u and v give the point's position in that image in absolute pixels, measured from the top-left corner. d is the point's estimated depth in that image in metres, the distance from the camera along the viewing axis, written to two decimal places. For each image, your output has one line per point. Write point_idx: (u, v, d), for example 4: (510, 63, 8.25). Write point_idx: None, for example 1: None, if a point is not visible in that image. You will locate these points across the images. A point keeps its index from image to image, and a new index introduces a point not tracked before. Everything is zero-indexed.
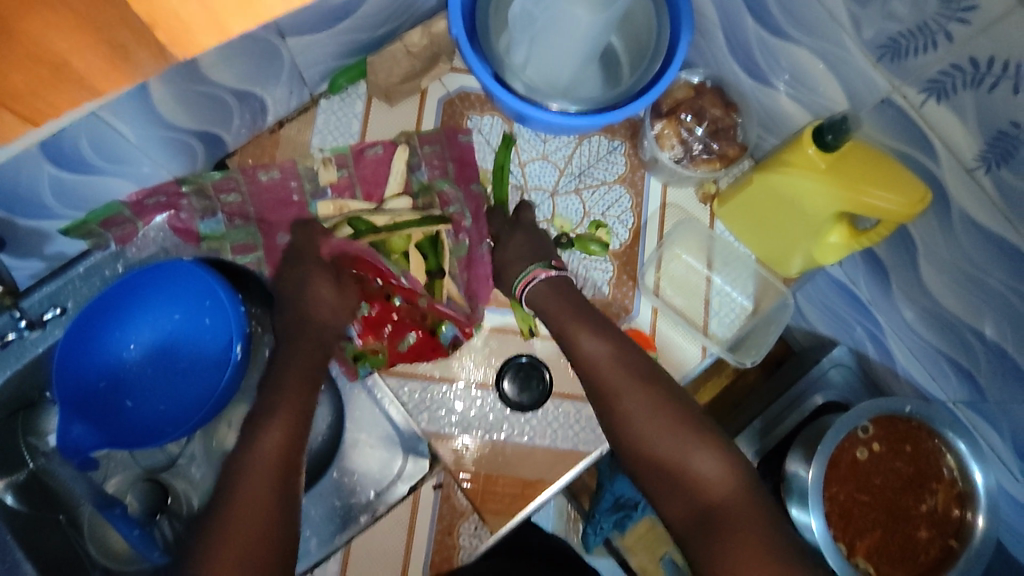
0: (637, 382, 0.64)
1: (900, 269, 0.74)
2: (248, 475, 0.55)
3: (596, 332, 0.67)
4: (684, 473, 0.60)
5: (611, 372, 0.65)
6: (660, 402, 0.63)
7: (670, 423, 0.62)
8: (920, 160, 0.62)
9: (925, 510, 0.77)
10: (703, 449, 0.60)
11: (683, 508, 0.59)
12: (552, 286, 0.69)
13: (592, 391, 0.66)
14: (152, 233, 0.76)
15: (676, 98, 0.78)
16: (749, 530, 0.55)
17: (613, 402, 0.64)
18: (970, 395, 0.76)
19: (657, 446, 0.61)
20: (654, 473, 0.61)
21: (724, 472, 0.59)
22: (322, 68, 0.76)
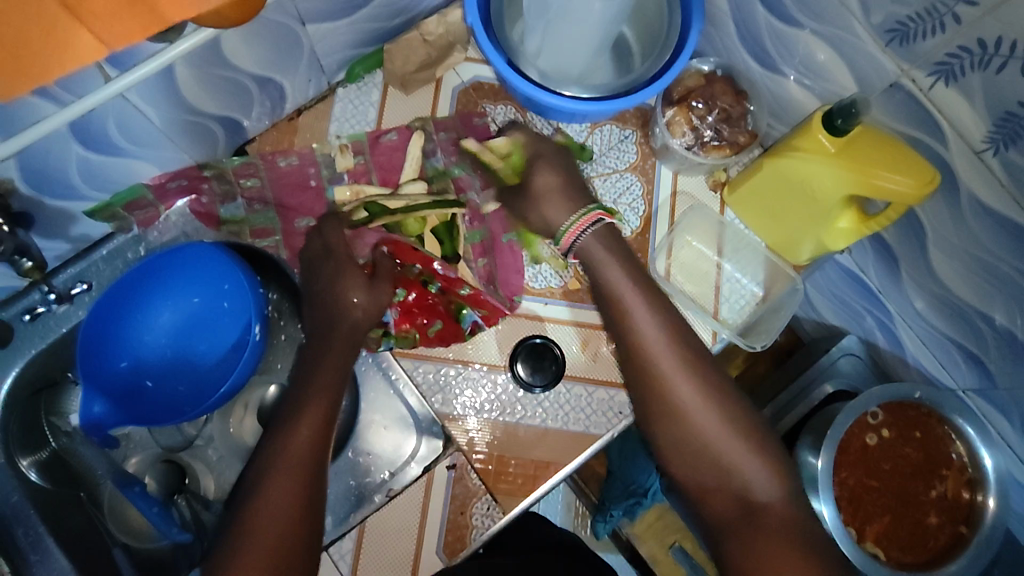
0: (696, 370, 0.65)
1: (909, 255, 0.75)
2: (277, 477, 0.59)
3: (652, 311, 0.67)
4: (732, 473, 0.62)
5: (666, 356, 0.65)
6: (714, 397, 0.64)
7: (721, 422, 0.63)
8: (929, 144, 0.63)
9: (934, 495, 0.77)
10: (752, 451, 0.63)
11: (727, 504, 0.62)
12: (607, 235, 0.70)
13: (637, 372, 0.66)
14: (173, 217, 0.78)
15: (687, 86, 0.79)
16: (786, 536, 0.59)
17: (661, 384, 0.64)
18: (980, 382, 0.77)
19: (708, 441, 0.63)
20: (698, 466, 0.63)
21: (772, 476, 0.62)
22: (340, 57, 0.78)
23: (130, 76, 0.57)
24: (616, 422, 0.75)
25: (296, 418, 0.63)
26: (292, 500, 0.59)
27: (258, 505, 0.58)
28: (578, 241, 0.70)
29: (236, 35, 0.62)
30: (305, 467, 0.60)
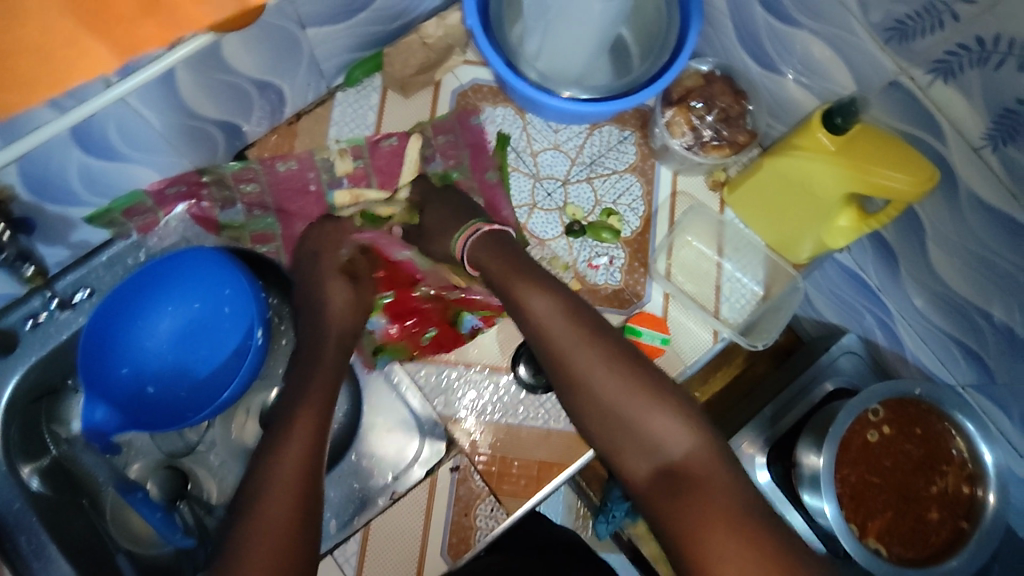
0: (588, 339, 0.66)
1: (908, 253, 0.75)
2: (271, 488, 0.59)
3: (540, 289, 0.69)
4: (642, 431, 0.63)
5: (554, 327, 0.67)
6: (611, 363, 0.66)
7: (627, 383, 0.64)
8: (928, 141, 0.63)
9: (935, 491, 0.77)
10: (659, 408, 0.63)
11: (644, 465, 0.63)
12: (493, 239, 0.74)
13: (541, 348, 0.67)
14: (173, 223, 0.77)
15: (686, 87, 0.79)
16: (707, 491, 0.59)
17: (563, 360, 0.66)
18: (979, 378, 0.77)
19: (617, 405, 0.64)
20: (614, 431, 0.64)
21: (682, 429, 0.62)
22: (339, 61, 0.78)
23: (134, 81, 0.56)
24: None
25: (285, 438, 0.63)
26: (288, 506, 0.58)
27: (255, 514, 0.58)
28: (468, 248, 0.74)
29: (236, 39, 0.62)
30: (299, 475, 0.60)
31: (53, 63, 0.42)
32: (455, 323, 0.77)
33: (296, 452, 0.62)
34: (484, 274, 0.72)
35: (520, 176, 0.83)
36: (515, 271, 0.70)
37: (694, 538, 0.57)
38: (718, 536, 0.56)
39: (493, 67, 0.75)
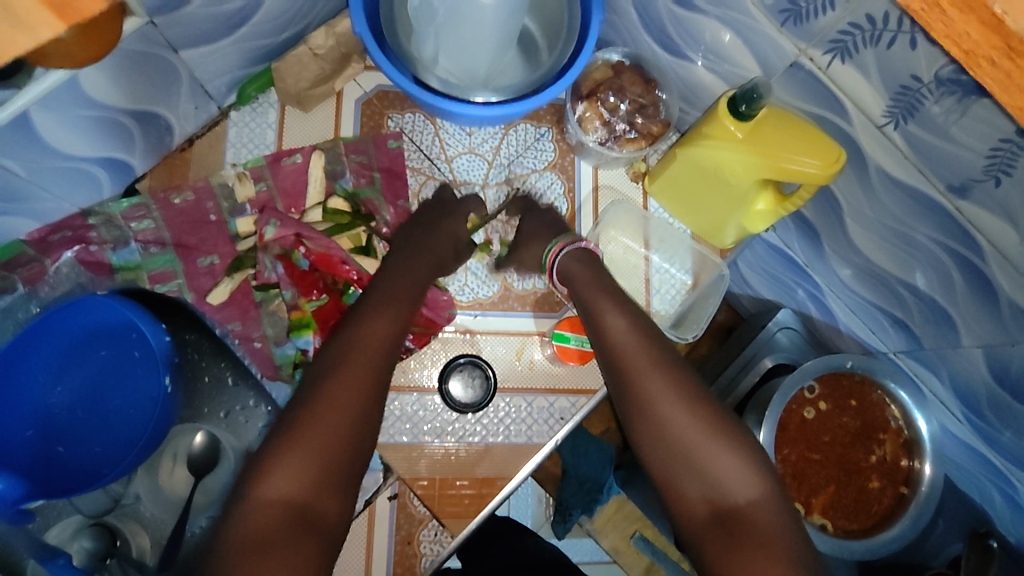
0: (659, 365, 0.64)
1: (828, 228, 0.75)
2: (252, 506, 0.54)
3: (621, 311, 0.68)
4: (701, 466, 0.60)
5: (642, 351, 0.65)
6: (685, 398, 0.63)
7: (697, 418, 0.62)
8: (835, 121, 0.63)
9: (875, 460, 0.78)
10: (724, 444, 0.61)
11: (700, 500, 0.60)
12: (583, 261, 0.71)
13: (620, 366, 0.65)
14: (63, 270, 0.72)
15: (596, 79, 0.77)
16: (767, 532, 0.57)
17: (636, 384, 0.64)
18: (908, 344, 0.78)
19: (682, 436, 0.61)
20: (668, 464, 0.62)
21: (750, 470, 0.60)
22: (227, 79, 0.73)
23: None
24: (558, 429, 0.74)
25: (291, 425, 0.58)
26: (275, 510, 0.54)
27: (241, 526, 0.53)
28: (557, 262, 0.71)
29: (99, 74, 0.57)
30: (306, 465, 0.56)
31: None
32: None
33: (303, 449, 0.57)
34: (574, 289, 0.70)
35: (435, 184, 0.80)
36: (597, 286, 0.69)
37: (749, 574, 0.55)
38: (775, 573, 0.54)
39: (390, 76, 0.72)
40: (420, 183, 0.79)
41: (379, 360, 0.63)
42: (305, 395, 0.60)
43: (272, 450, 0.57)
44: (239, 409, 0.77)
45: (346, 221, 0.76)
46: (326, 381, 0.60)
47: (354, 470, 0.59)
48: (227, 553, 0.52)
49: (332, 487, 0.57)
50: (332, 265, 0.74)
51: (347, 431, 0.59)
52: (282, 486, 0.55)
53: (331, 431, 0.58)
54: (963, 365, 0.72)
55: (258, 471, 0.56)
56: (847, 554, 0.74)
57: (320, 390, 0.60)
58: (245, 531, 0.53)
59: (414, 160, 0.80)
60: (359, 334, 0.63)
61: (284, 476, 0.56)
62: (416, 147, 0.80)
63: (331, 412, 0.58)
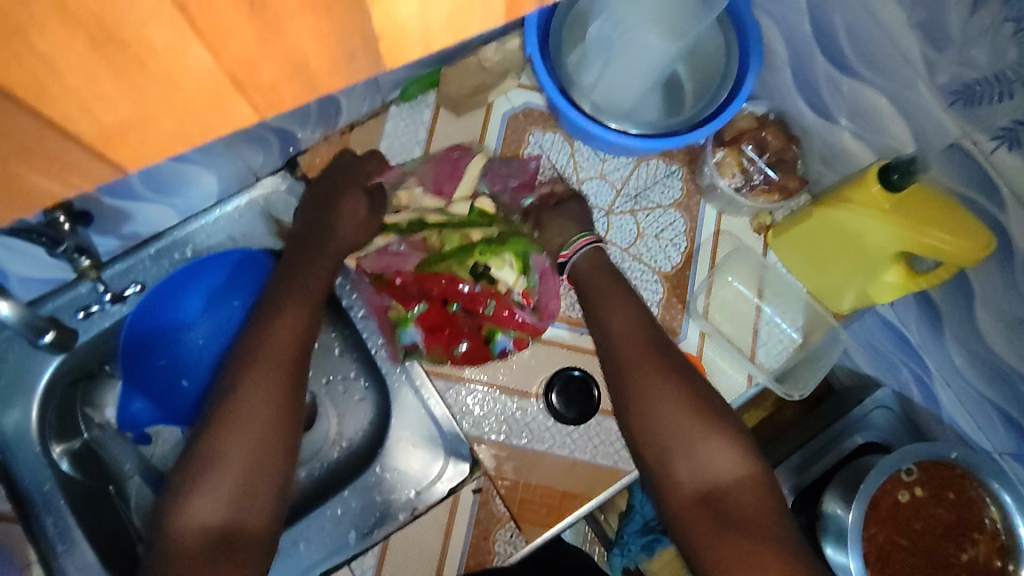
0: (655, 360, 0.67)
1: (954, 313, 0.74)
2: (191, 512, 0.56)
3: (625, 309, 0.71)
4: (689, 453, 0.63)
5: (631, 348, 0.69)
6: (680, 384, 0.66)
7: (688, 408, 0.64)
8: (986, 206, 0.62)
9: (965, 559, 0.75)
10: (713, 432, 0.63)
11: (687, 482, 0.62)
12: (597, 262, 0.75)
13: (615, 362, 0.69)
14: (221, 221, 0.79)
15: (740, 128, 0.80)
16: (750, 514, 0.59)
17: (630, 369, 0.67)
18: (1019, 447, 0.75)
19: (673, 423, 0.64)
20: (664, 447, 0.64)
21: (730, 456, 0.62)
22: (396, 77, 0.79)
23: None
24: None
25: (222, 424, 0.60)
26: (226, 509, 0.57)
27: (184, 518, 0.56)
28: (575, 259, 0.75)
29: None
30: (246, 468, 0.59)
31: (190, 123, 0.34)
32: (488, 343, 0.76)
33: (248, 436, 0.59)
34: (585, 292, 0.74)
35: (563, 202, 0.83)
36: (615, 286, 0.73)
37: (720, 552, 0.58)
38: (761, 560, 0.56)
39: (548, 93, 0.76)
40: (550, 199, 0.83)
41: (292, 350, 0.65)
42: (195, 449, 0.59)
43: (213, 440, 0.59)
44: (339, 380, 0.82)
45: (492, 223, 0.76)
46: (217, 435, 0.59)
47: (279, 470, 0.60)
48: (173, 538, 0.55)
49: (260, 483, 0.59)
50: (433, 279, 0.74)
51: (267, 422, 0.60)
52: (208, 496, 0.57)
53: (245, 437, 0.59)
54: None
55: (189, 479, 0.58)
56: None
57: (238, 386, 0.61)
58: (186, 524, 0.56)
59: (548, 177, 0.84)
60: (263, 342, 0.64)
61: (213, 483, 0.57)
62: (552, 165, 0.84)
63: (242, 407, 0.60)
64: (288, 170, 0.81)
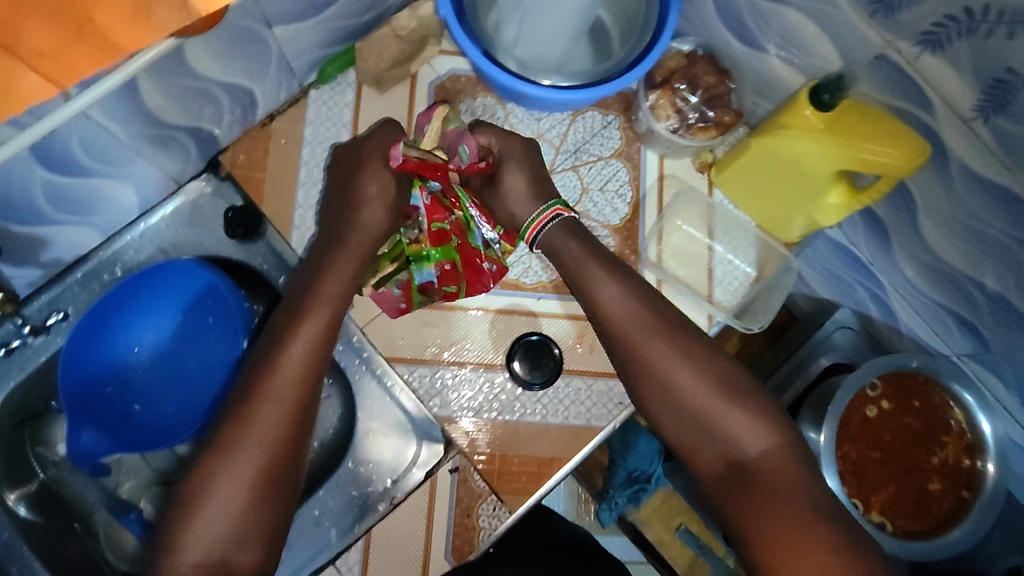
0: (663, 337, 0.63)
1: (899, 226, 0.74)
2: (210, 499, 0.56)
3: (607, 275, 0.66)
4: (716, 428, 0.60)
5: (627, 318, 0.64)
6: (692, 358, 0.62)
7: (704, 382, 0.61)
8: (917, 114, 0.62)
9: (936, 462, 0.77)
10: (733, 407, 0.60)
11: (716, 457, 0.60)
12: (566, 227, 0.69)
13: (616, 346, 0.65)
14: (149, 234, 0.76)
15: (670, 68, 0.78)
16: (785, 495, 0.57)
17: (636, 351, 0.63)
18: (975, 347, 0.77)
19: (694, 403, 0.61)
20: (687, 428, 0.61)
21: (765, 429, 0.60)
22: (310, 58, 0.75)
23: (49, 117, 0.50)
24: (617, 414, 0.75)
25: (257, 400, 0.59)
26: (255, 485, 0.57)
27: (205, 497, 0.56)
28: (538, 239, 0.69)
29: (203, 53, 0.60)
30: (277, 445, 0.58)
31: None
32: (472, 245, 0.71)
33: (277, 416, 0.59)
34: (560, 264, 0.68)
35: None
36: (594, 255, 0.67)
37: (767, 544, 0.56)
38: (801, 546, 0.54)
39: (470, 57, 0.73)
40: None
41: (295, 400, 0.60)
42: (212, 442, 0.59)
43: (251, 409, 0.59)
44: None
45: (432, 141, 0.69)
46: (247, 410, 0.59)
47: (274, 524, 0.58)
48: (193, 509, 0.56)
49: (251, 543, 0.56)
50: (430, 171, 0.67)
51: (256, 480, 0.57)
52: (186, 552, 0.55)
53: (247, 461, 0.57)
54: None
55: (176, 529, 0.56)
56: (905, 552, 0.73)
57: (231, 444, 0.58)
58: (208, 501, 0.56)
59: None
60: (268, 394, 0.59)
61: (225, 478, 0.57)
62: None
63: (230, 471, 0.57)
64: (211, 170, 0.77)
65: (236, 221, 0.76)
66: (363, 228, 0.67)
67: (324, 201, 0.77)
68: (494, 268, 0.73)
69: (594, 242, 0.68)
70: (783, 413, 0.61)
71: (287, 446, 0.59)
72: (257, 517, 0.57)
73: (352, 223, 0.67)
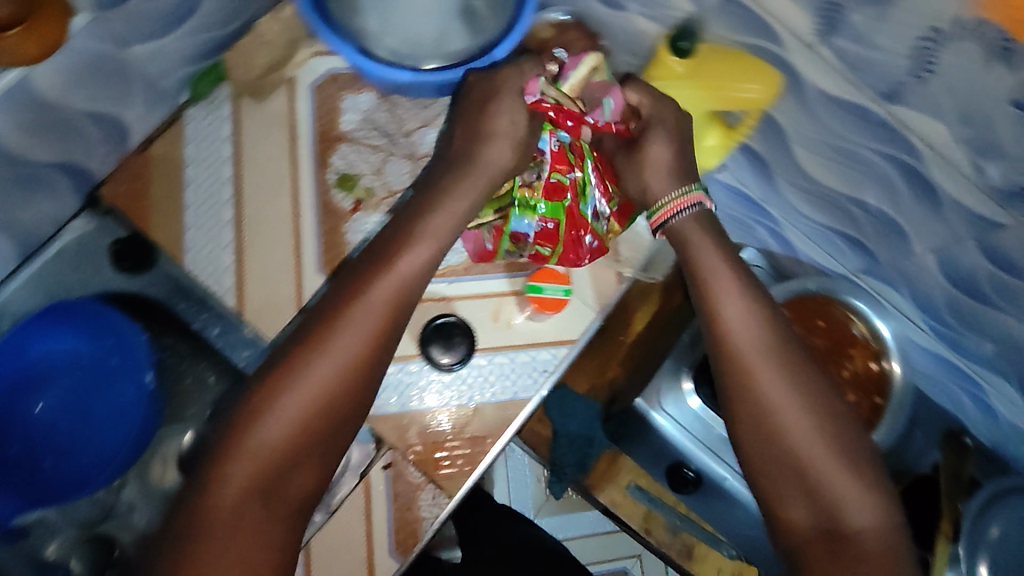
0: (785, 376, 0.58)
1: (776, 158, 0.78)
2: (248, 451, 0.53)
3: (750, 311, 0.61)
4: (820, 489, 0.56)
5: (752, 355, 0.59)
6: (812, 406, 0.58)
7: (826, 444, 0.57)
8: (768, 48, 0.63)
9: (846, 375, 0.81)
10: (849, 470, 0.56)
11: (808, 519, 0.56)
12: (700, 221, 0.65)
13: (731, 372, 0.60)
14: (33, 280, 0.73)
15: (541, 39, 0.79)
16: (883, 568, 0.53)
17: (749, 386, 0.59)
18: (865, 262, 0.82)
19: (804, 453, 0.57)
20: (781, 473, 0.57)
21: (873, 502, 0.56)
22: (178, 74, 0.73)
23: None
24: (542, 382, 0.76)
25: (326, 333, 0.56)
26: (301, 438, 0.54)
27: (255, 437, 0.53)
28: (673, 221, 0.65)
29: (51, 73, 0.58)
30: (333, 394, 0.55)
31: None
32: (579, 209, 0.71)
33: (336, 366, 0.55)
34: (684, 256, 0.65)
35: (397, 160, 0.79)
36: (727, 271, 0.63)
37: None
38: None
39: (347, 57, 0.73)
40: (382, 159, 0.79)
41: (376, 341, 0.57)
42: (264, 379, 0.55)
43: (313, 349, 0.56)
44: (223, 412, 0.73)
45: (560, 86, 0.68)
46: (305, 357, 0.55)
47: (328, 457, 0.56)
48: (241, 453, 0.53)
49: (297, 478, 0.54)
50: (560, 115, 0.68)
51: (302, 430, 0.54)
52: (232, 472, 0.52)
53: (296, 406, 0.54)
54: (919, 272, 0.76)
55: (222, 451, 0.53)
56: None
57: (282, 381, 0.54)
58: (258, 445, 0.53)
59: (373, 139, 0.79)
60: (333, 338, 0.56)
61: (275, 421, 0.54)
62: (374, 125, 0.79)
63: (280, 415, 0.53)
64: (91, 208, 0.74)
65: (126, 253, 0.74)
66: (398, 277, 0.59)
67: (213, 219, 0.75)
68: (595, 244, 0.74)
69: (728, 244, 0.65)
70: (887, 487, 0.57)
71: (342, 397, 0.56)
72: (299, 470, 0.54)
73: (474, 160, 0.65)
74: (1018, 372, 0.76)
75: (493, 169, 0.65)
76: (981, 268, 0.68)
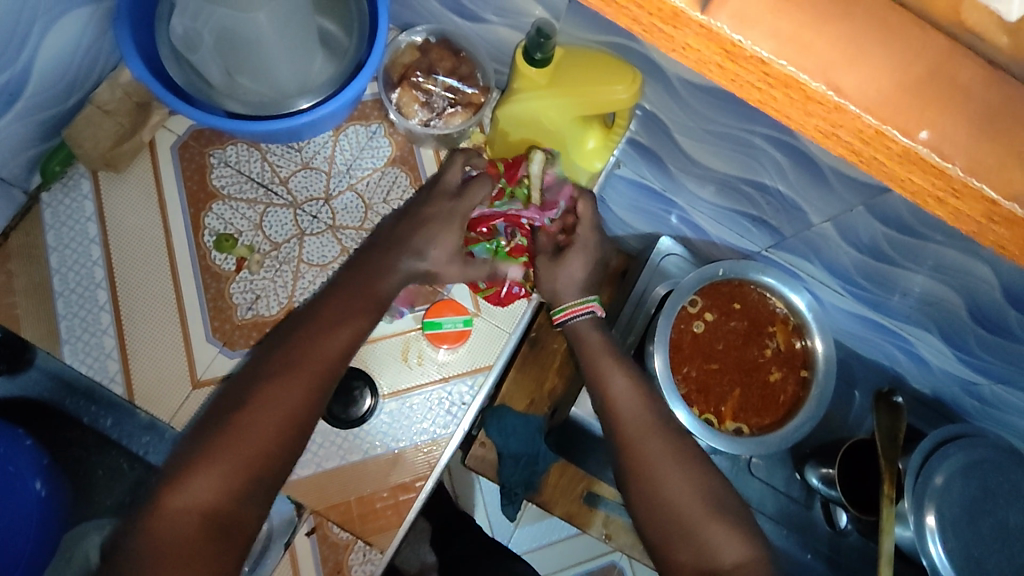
0: (659, 431, 0.64)
1: (666, 148, 0.75)
2: (161, 520, 0.52)
3: (622, 370, 0.68)
4: (698, 535, 0.60)
5: (637, 418, 0.65)
6: (686, 459, 0.63)
7: (694, 488, 0.62)
8: (624, 44, 0.59)
9: (770, 354, 0.80)
10: (717, 519, 0.61)
11: (690, 562, 0.60)
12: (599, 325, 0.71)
13: (619, 446, 0.65)
14: None
15: (404, 64, 0.76)
16: None
17: (633, 445, 0.64)
18: (773, 238, 0.81)
19: (681, 505, 0.61)
20: (666, 525, 0.61)
21: (741, 542, 0.60)
22: (22, 161, 0.69)
23: None
24: (461, 416, 0.74)
25: (247, 405, 0.57)
26: (215, 510, 0.53)
27: (165, 510, 0.52)
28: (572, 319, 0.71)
29: None
30: (249, 469, 0.55)
31: None
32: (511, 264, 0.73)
33: (252, 444, 0.55)
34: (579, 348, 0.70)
35: (276, 210, 0.76)
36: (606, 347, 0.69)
37: None
38: None
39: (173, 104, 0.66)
40: (261, 213, 0.76)
41: (298, 422, 0.58)
42: (185, 451, 0.56)
43: (233, 422, 0.56)
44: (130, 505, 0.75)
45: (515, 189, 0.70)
46: (224, 431, 0.55)
47: (274, 482, 0.57)
48: (149, 526, 0.52)
49: (205, 556, 0.52)
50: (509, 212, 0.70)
51: (214, 505, 0.53)
52: (189, 496, 0.53)
53: (206, 482, 0.53)
54: (823, 241, 0.75)
55: (177, 477, 0.54)
56: (763, 449, 0.76)
57: (203, 453, 0.55)
58: (164, 520, 0.52)
59: (248, 192, 0.76)
60: (250, 413, 0.56)
61: (193, 490, 0.53)
62: (245, 176, 0.76)
63: (191, 490, 0.53)
64: None
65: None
66: (310, 355, 0.60)
67: (88, 303, 0.71)
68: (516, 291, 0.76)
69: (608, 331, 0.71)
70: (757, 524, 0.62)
71: (257, 473, 0.55)
72: (211, 550, 0.52)
73: (399, 236, 0.69)
74: (936, 323, 0.76)
75: (392, 279, 0.67)
76: (878, 235, 0.66)
